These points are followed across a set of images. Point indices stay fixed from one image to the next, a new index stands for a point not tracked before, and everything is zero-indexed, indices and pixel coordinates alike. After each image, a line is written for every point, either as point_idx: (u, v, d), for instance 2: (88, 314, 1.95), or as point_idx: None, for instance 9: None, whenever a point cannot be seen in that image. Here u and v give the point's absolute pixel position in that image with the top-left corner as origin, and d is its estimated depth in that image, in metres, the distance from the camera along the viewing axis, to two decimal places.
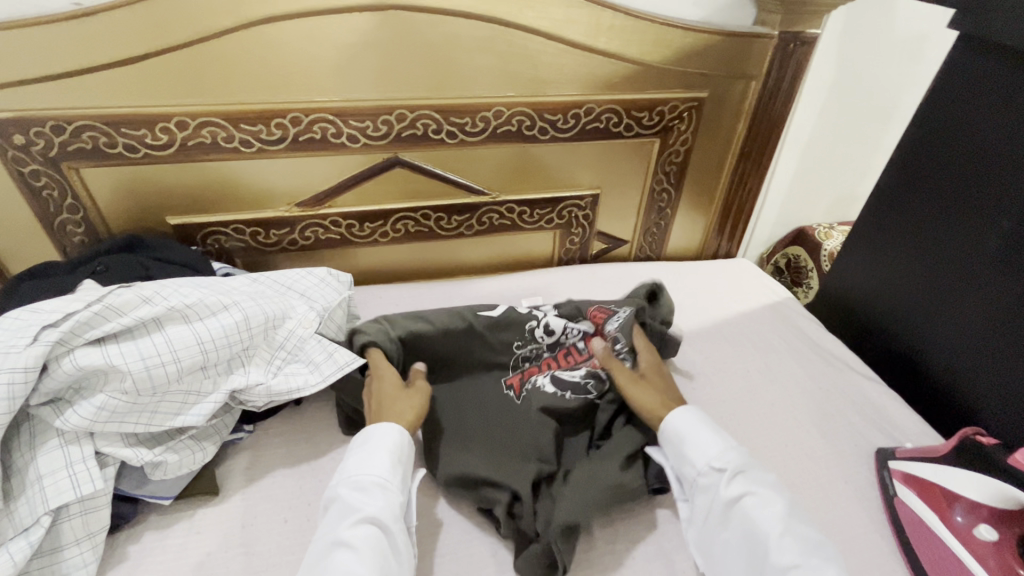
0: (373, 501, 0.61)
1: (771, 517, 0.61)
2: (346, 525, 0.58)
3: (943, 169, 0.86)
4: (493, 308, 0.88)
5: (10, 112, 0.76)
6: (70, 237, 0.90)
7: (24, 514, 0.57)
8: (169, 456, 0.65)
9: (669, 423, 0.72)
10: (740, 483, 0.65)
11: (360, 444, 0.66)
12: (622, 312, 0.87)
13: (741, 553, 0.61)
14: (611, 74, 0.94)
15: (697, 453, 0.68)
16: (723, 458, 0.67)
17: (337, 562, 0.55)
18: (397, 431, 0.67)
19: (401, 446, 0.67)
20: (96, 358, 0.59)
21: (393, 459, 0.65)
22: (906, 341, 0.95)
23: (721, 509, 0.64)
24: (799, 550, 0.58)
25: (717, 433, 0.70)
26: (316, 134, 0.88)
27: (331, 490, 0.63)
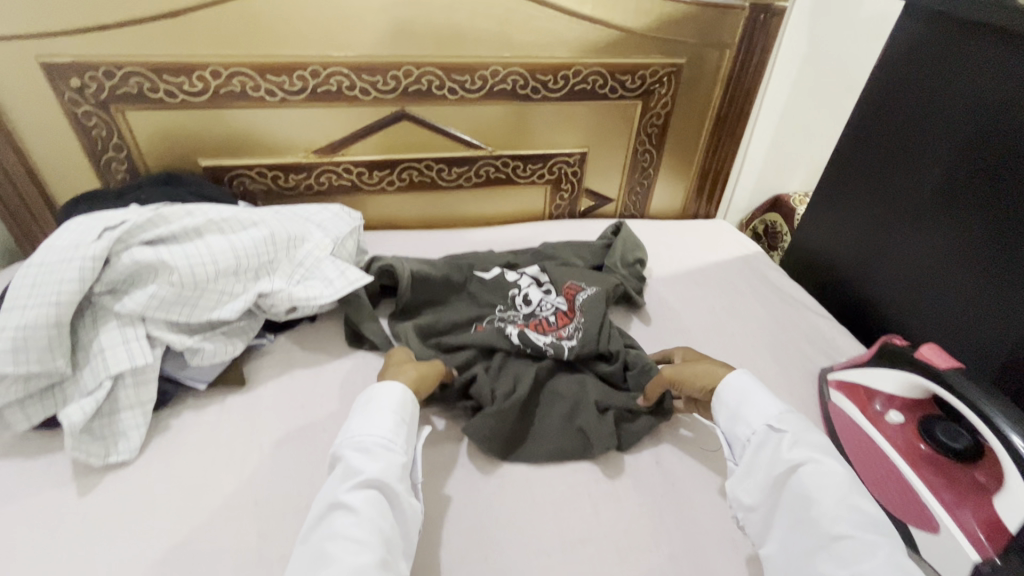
0: (375, 462, 0.62)
1: (829, 486, 0.59)
2: (347, 486, 0.59)
3: (888, 126, 0.97)
4: (488, 271, 1.01)
5: (70, 57, 0.88)
6: (115, 175, 1.02)
7: (89, 380, 0.70)
8: (206, 344, 0.76)
9: (730, 380, 0.73)
10: (802, 448, 0.63)
11: (364, 408, 0.68)
12: (589, 289, 0.96)
13: (792, 518, 0.60)
14: (597, 39, 1.04)
15: (756, 413, 0.68)
16: (784, 421, 0.66)
17: (339, 523, 0.56)
18: (399, 390, 0.71)
19: (402, 406, 0.69)
20: (149, 254, 0.71)
21: (395, 422, 0.67)
22: (857, 285, 1.06)
23: (776, 472, 0.63)
24: (852, 519, 0.56)
25: (777, 397, 0.70)
26: (332, 86, 0.99)
27: (333, 452, 0.65)
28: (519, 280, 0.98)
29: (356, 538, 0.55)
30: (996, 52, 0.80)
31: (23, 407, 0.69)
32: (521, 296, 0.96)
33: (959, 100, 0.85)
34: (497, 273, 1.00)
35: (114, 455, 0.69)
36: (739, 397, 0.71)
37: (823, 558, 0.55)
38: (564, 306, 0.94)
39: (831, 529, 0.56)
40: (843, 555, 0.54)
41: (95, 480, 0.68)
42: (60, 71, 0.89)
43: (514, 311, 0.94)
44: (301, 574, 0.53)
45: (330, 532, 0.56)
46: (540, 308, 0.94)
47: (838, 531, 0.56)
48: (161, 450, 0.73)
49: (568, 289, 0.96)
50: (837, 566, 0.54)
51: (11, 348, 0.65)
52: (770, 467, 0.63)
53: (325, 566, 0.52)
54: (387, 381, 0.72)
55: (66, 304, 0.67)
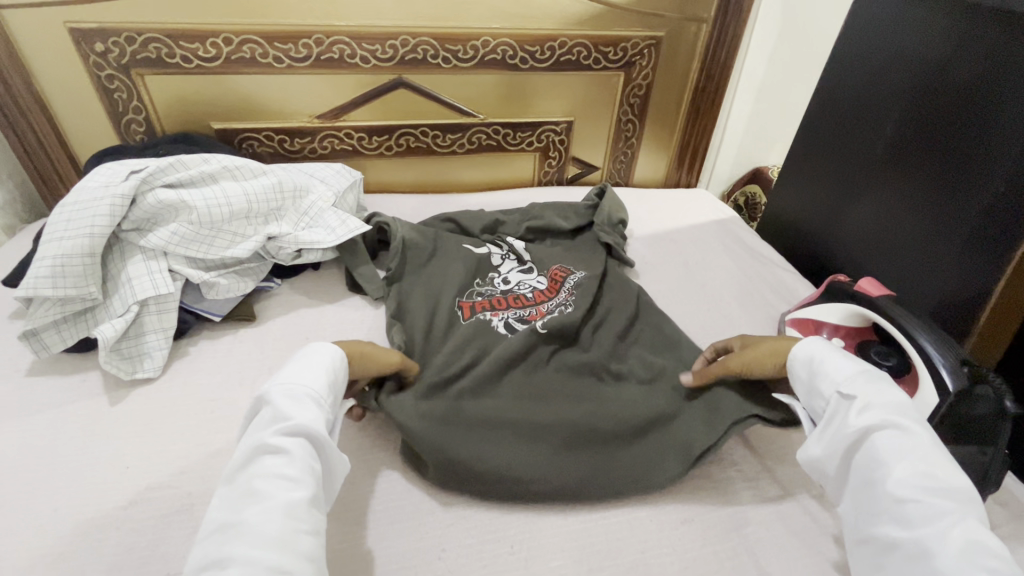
0: (305, 411, 0.61)
1: (902, 452, 0.55)
2: (274, 430, 0.58)
3: (847, 94, 1.05)
4: (476, 247, 1.08)
5: (95, 23, 0.96)
6: (134, 135, 1.10)
7: (118, 306, 0.78)
8: (221, 280, 0.85)
9: (801, 349, 0.70)
10: (873, 413, 0.59)
11: (295, 363, 0.67)
12: (575, 274, 1.02)
13: (862, 486, 0.57)
14: (581, 13, 1.12)
15: (829, 380, 0.64)
16: (854, 386, 0.62)
17: (266, 464, 0.55)
18: (335, 353, 0.71)
19: (335, 365, 0.69)
20: (171, 195, 0.80)
21: (325, 378, 0.66)
22: (824, 245, 1.13)
23: (845, 439, 0.60)
24: (919, 483, 0.53)
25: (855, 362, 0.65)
26: (335, 54, 1.07)
27: (257, 398, 0.62)
28: (503, 264, 1.07)
29: (289, 476, 0.54)
30: (934, 18, 0.87)
31: (59, 330, 0.79)
32: (501, 278, 1.03)
33: (906, 63, 0.93)
34: (485, 251, 1.08)
35: (141, 371, 0.78)
36: (813, 365, 0.67)
37: (887, 519, 0.54)
38: (544, 284, 1.01)
39: (892, 492, 0.53)
40: (906, 517, 0.52)
41: (124, 392, 0.77)
42: (86, 36, 0.97)
43: (493, 287, 1.01)
44: (225, 511, 0.52)
45: (256, 471, 0.54)
46: (518, 287, 1.01)
47: (900, 494, 0.53)
48: (181, 370, 0.81)
49: (553, 271, 1.04)
50: (902, 527, 0.52)
51: (51, 274, 0.74)
52: (840, 436, 0.60)
53: (255, 502, 0.52)
54: (314, 344, 0.71)
55: (99, 235, 0.75)
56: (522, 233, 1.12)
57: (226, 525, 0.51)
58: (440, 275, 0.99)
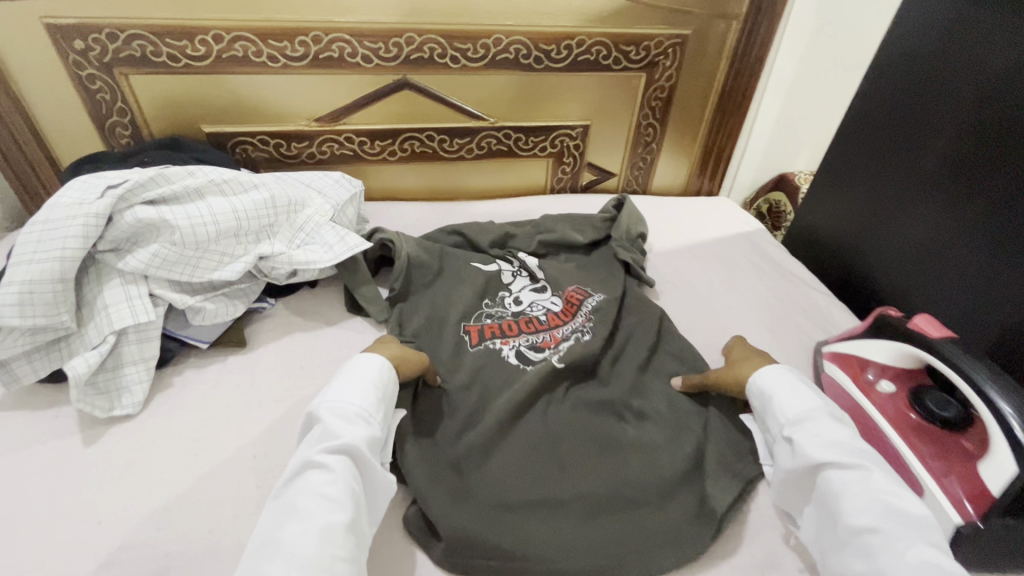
0: (353, 429, 0.62)
1: (854, 485, 0.58)
2: (321, 447, 0.59)
3: (892, 102, 0.96)
4: (485, 262, 1.01)
5: (73, 19, 0.88)
6: (120, 140, 1.03)
7: (93, 335, 0.71)
8: (207, 304, 0.78)
9: (753, 383, 0.73)
10: (821, 446, 0.62)
11: (346, 378, 0.68)
12: (596, 296, 0.94)
13: (823, 516, 0.61)
14: (602, 8, 1.03)
15: (778, 416, 0.68)
16: (802, 421, 0.66)
17: (311, 481, 0.57)
18: (378, 367, 0.71)
19: (381, 381, 0.69)
20: (151, 213, 0.72)
21: (373, 395, 0.67)
22: (861, 264, 1.05)
23: (800, 471, 0.64)
24: (875, 510, 0.56)
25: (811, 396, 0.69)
26: (334, 52, 0.99)
27: (309, 412, 0.64)
28: (514, 279, 0.99)
29: (330, 496, 0.55)
30: (998, 21, 0.78)
31: (30, 360, 0.71)
32: (511, 297, 0.96)
33: (964, 71, 0.84)
34: (496, 269, 1.00)
35: (118, 408, 0.71)
36: (763, 401, 0.71)
37: (849, 550, 0.56)
38: (559, 306, 0.93)
39: (850, 523, 0.56)
40: (866, 548, 0.54)
41: (101, 431, 0.71)
42: (64, 33, 0.89)
43: (503, 307, 0.94)
44: (268, 528, 0.54)
45: (302, 489, 0.56)
46: (530, 308, 0.94)
47: (856, 526, 0.56)
48: (164, 405, 0.75)
49: (570, 290, 0.96)
50: (863, 559, 0.54)
51: (19, 301, 0.66)
52: (794, 468, 0.64)
53: (297, 519, 0.53)
54: (365, 356, 0.72)
55: (71, 259, 0.68)
56: (535, 247, 1.04)
57: (267, 541, 0.53)
58: (445, 297, 0.93)
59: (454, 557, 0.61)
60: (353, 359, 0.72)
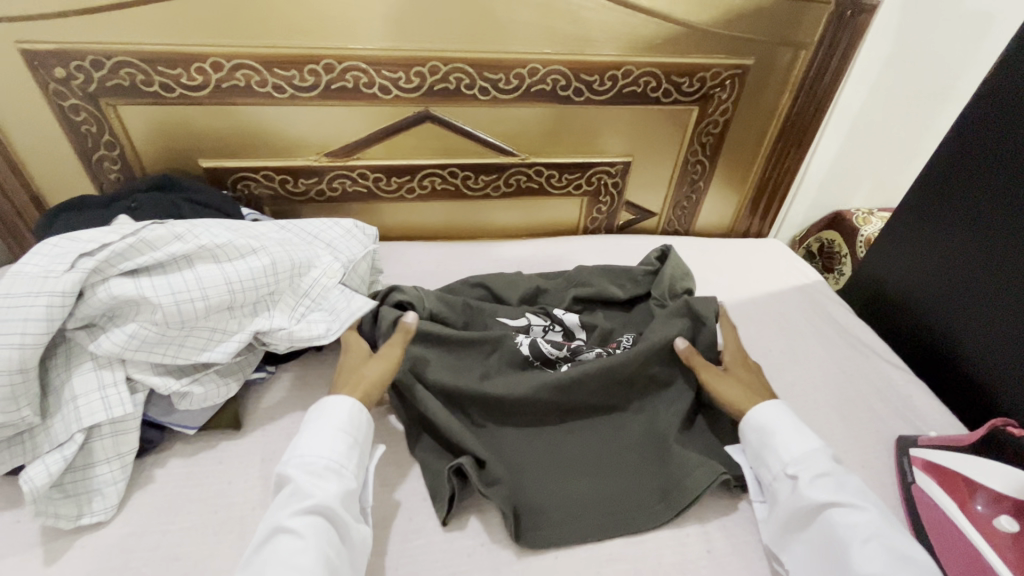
0: (324, 485, 0.59)
1: (856, 528, 0.59)
2: (292, 510, 0.56)
3: (995, 152, 0.82)
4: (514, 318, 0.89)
5: (53, 44, 0.78)
6: (108, 174, 0.92)
7: (58, 431, 0.61)
8: (194, 388, 0.67)
9: (748, 420, 0.72)
10: (818, 487, 0.62)
11: (314, 425, 0.65)
12: None
13: (825, 558, 0.60)
14: (654, 35, 0.90)
15: (778, 456, 0.67)
16: (799, 462, 0.65)
17: (282, 549, 0.54)
18: (348, 404, 0.67)
19: (352, 425, 0.66)
20: (129, 289, 0.61)
21: (343, 444, 0.64)
22: (944, 335, 0.92)
23: (799, 514, 0.63)
24: (883, 559, 0.56)
25: (800, 434, 0.68)
26: (348, 82, 0.87)
27: (279, 468, 0.61)
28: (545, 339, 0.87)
29: (301, 566, 0.52)
30: None
31: None
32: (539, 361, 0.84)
33: None
34: (525, 323, 0.88)
35: (87, 517, 0.61)
36: (760, 439, 0.70)
37: None
38: None
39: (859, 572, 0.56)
40: None
41: (65, 544, 0.60)
42: (43, 60, 0.79)
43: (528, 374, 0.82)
44: None
45: (272, 559, 0.53)
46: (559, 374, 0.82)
47: (866, 572, 0.55)
48: (141, 508, 0.64)
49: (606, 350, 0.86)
50: None
51: None
52: (795, 512, 0.63)
53: None
54: (336, 396, 0.68)
55: (32, 346, 0.58)
56: (569, 304, 0.91)
57: None
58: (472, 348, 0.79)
59: None
60: (320, 402, 0.68)
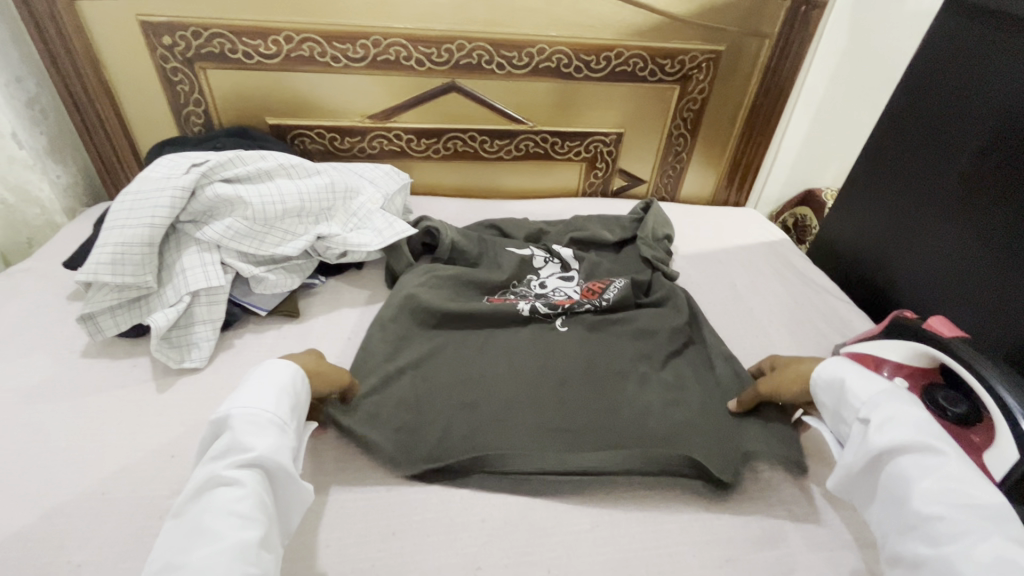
0: (266, 438, 0.57)
1: (931, 471, 0.56)
2: (230, 460, 0.53)
3: (921, 116, 0.99)
4: (521, 248, 1.07)
5: (164, 17, 0.99)
6: (192, 127, 1.13)
7: (170, 296, 0.80)
8: (270, 275, 0.86)
9: (819, 372, 0.72)
10: (893, 431, 0.60)
11: (257, 382, 0.62)
12: (618, 283, 0.99)
13: (890, 504, 0.58)
14: (641, 24, 1.10)
15: (851, 405, 0.65)
16: (874, 407, 0.63)
17: (219, 497, 0.51)
18: (285, 365, 0.66)
19: (292, 383, 0.64)
20: (227, 191, 0.81)
21: (286, 401, 0.62)
22: (884, 276, 1.08)
23: (869, 460, 0.61)
24: (949, 501, 0.53)
25: (876, 382, 0.66)
26: (391, 55, 1.07)
27: (215, 416, 0.58)
28: (545, 266, 1.05)
29: (240, 513, 0.50)
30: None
31: (114, 315, 0.81)
32: (537, 282, 1.02)
33: (985, 92, 0.88)
34: (528, 253, 1.06)
35: (188, 361, 0.79)
36: (833, 392, 0.69)
37: (917, 537, 0.54)
38: (580, 293, 0.99)
39: (919, 510, 0.54)
40: (935, 535, 0.52)
41: (171, 381, 0.78)
42: (155, 30, 1.00)
43: (528, 288, 1.01)
44: (170, 547, 0.48)
45: (208, 506, 0.50)
46: (554, 292, 1.00)
47: (928, 511, 0.54)
48: (226, 363, 0.82)
49: (594, 279, 1.03)
50: (928, 545, 0.53)
51: (112, 260, 0.76)
52: (861, 457, 0.61)
53: (203, 541, 0.48)
54: (277, 359, 0.66)
55: (158, 226, 0.77)
56: (567, 242, 1.09)
57: (168, 565, 0.47)
58: (465, 277, 0.98)
59: (486, 516, 0.67)
60: (266, 360, 0.67)
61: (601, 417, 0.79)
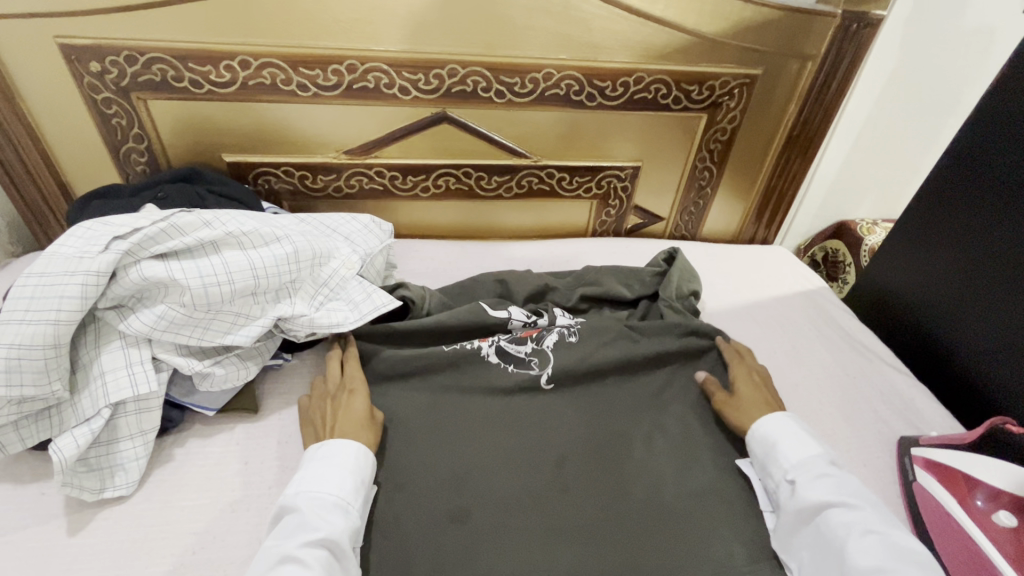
0: (332, 520, 0.57)
1: (859, 526, 0.59)
2: (301, 540, 0.54)
3: (994, 159, 0.84)
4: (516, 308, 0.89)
5: (90, 39, 0.81)
6: (135, 167, 0.96)
7: (86, 406, 0.63)
8: (217, 369, 0.69)
9: (755, 428, 0.72)
10: (823, 490, 0.63)
11: (320, 461, 0.62)
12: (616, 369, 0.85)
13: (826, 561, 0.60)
14: (666, 43, 0.93)
15: (779, 465, 0.68)
16: (802, 467, 0.66)
17: None
18: (355, 453, 0.63)
19: (361, 465, 0.63)
20: (159, 271, 0.64)
21: (353, 483, 0.61)
22: (943, 341, 0.93)
23: (801, 516, 0.63)
24: (883, 555, 0.56)
25: (804, 441, 0.69)
26: (369, 83, 0.90)
27: (284, 500, 0.58)
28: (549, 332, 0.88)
29: None
30: None
31: (16, 428, 0.63)
32: None
33: None
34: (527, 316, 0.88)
35: (110, 490, 0.63)
36: (762, 446, 0.70)
37: None
38: None
39: (859, 567, 0.56)
40: None
41: (88, 516, 0.62)
42: (79, 54, 0.82)
43: None
44: None
45: None
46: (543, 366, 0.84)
47: (868, 567, 0.56)
48: (161, 485, 0.66)
49: None
50: None
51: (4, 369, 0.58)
52: (794, 514, 0.63)
53: None
54: (344, 441, 0.64)
55: (65, 323, 0.60)
56: (576, 303, 0.93)
57: None
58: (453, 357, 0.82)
59: None
60: (326, 439, 0.65)
61: (626, 554, 0.64)
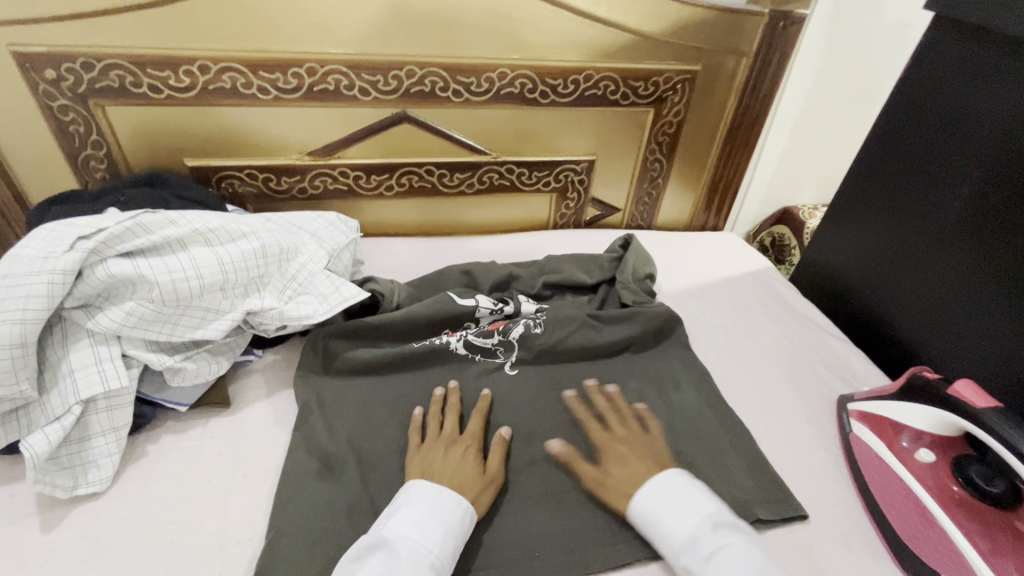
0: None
1: None
2: None
3: (909, 140, 0.92)
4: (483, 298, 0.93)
5: (45, 46, 0.81)
6: (93, 174, 0.95)
7: (56, 405, 0.64)
8: (188, 364, 0.71)
9: (634, 508, 0.65)
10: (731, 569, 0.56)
11: (423, 510, 0.60)
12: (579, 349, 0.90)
13: None
14: (611, 43, 0.99)
15: (670, 543, 0.61)
16: (703, 544, 0.59)
17: None
18: (456, 504, 0.62)
19: (460, 525, 0.61)
20: (126, 268, 0.65)
21: (448, 546, 0.58)
22: (872, 308, 1.02)
23: None
24: None
25: (688, 510, 0.62)
26: (329, 85, 0.93)
27: (377, 539, 0.57)
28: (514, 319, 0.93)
29: None
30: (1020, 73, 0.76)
31: None
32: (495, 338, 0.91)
33: (995, 115, 0.79)
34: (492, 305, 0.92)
35: (83, 487, 0.63)
36: (647, 523, 0.63)
37: None
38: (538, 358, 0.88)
39: None
40: None
41: (62, 513, 0.62)
42: (33, 62, 0.82)
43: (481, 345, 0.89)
44: None
45: None
46: None
47: None
48: (134, 479, 0.66)
49: None
50: None
51: None
52: None
53: None
54: (440, 487, 0.63)
55: (32, 321, 0.61)
56: (539, 290, 0.97)
57: None
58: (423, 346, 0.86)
59: None
60: (438, 485, 0.64)
61: (592, 513, 0.68)
